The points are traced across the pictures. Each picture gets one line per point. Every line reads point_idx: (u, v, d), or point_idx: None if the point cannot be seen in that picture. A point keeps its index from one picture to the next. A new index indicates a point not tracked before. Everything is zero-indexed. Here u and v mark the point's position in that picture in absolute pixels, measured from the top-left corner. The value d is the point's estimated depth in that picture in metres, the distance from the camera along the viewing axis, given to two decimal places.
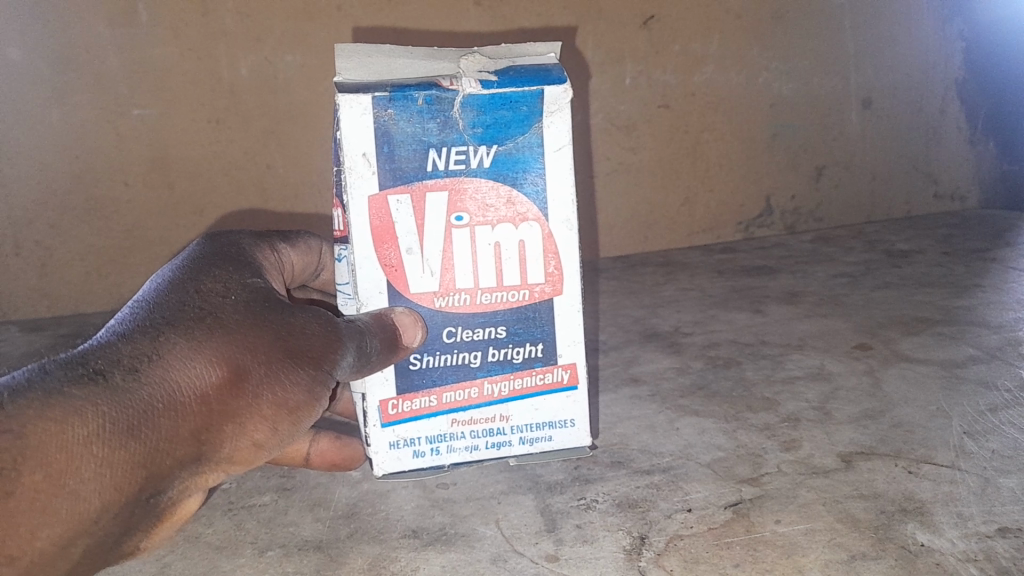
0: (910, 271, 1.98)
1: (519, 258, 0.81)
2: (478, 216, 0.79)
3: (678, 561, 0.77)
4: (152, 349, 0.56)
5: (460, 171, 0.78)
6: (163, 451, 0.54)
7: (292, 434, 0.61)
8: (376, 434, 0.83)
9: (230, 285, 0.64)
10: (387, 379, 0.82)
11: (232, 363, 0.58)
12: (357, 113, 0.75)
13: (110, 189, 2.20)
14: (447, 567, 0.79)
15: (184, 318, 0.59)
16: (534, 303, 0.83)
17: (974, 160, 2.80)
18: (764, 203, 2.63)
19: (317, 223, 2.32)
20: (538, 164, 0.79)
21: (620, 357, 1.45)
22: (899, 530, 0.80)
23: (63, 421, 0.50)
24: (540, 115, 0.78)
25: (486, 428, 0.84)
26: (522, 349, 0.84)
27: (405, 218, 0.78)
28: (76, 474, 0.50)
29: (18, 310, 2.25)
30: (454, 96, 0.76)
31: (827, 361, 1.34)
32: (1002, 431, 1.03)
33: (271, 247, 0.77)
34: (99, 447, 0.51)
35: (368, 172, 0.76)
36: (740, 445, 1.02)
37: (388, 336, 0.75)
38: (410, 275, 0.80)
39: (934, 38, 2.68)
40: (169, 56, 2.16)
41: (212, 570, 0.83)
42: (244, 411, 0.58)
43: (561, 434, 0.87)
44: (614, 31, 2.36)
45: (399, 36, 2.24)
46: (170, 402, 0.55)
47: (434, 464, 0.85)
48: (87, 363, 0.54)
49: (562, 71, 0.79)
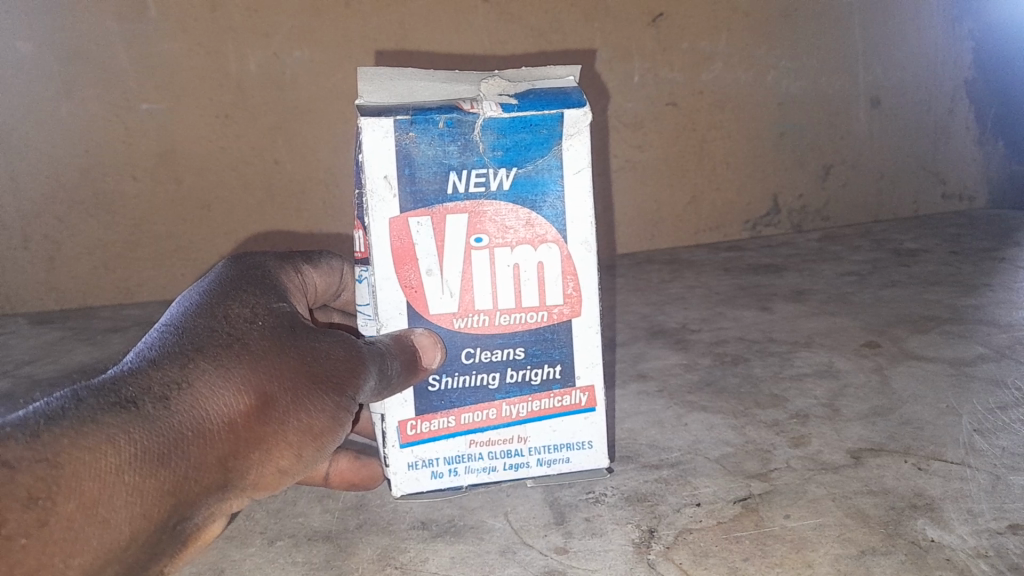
0: (918, 270, 1.98)
1: (538, 279, 0.82)
2: (497, 237, 0.80)
3: (687, 554, 0.78)
4: (181, 376, 0.54)
5: (480, 194, 0.78)
6: (192, 479, 0.51)
7: (315, 460, 0.60)
8: (395, 454, 0.83)
9: (256, 309, 0.62)
10: (406, 401, 0.82)
11: (260, 390, 0.56)
12: (378, 136, 0.75)
13: (117, 183, 2.21)
14: (456, 558, 0.80)
15: (213, 344, 0.57)
16: (553, 324, 0.83)
17: (983, 160, 2.80)
18: (771, 202, 2.63)
19: (322, 218, 2.33)
20: (557, 186, 0.79)
21: (628, 353, 1.46)
22: (908, 526, 0.80)
23: (98, 450, 0.47)
24: (560, 137, 0.78)
25: (505, 449, 0.85)
26: (541, 371, 0.84)
27: (425, 240, 0.78)
28: (109, 503, 0.46)
29: (27, 303, 2.26)
30: (474, 120, 0.76)
31: (835, 359, 1.35)
32: (1010, 430, 1.03)
33: (296, 269, 0.77)
34: (131, 475, 0.48)
35: (389, 194, 0.76)
36: (749, 441, 1.02)
37: (408, 358, 0.76)
38: (430, 296, 0.80)
39: (943, 37, 2.68)
40: (178, 51, 2.16)
41: (222, 559, 0.83)
42: (269, 438, 0.56)
43: (579, 456, 0.87)
44: (622, 29, 2.37)
45: (408, 32, 2.25)
46: (199, 430, 0.52)
47: (451, 484, 0.85)
48: (118, 390, 0.51)
49: (581, 95, 0.79)
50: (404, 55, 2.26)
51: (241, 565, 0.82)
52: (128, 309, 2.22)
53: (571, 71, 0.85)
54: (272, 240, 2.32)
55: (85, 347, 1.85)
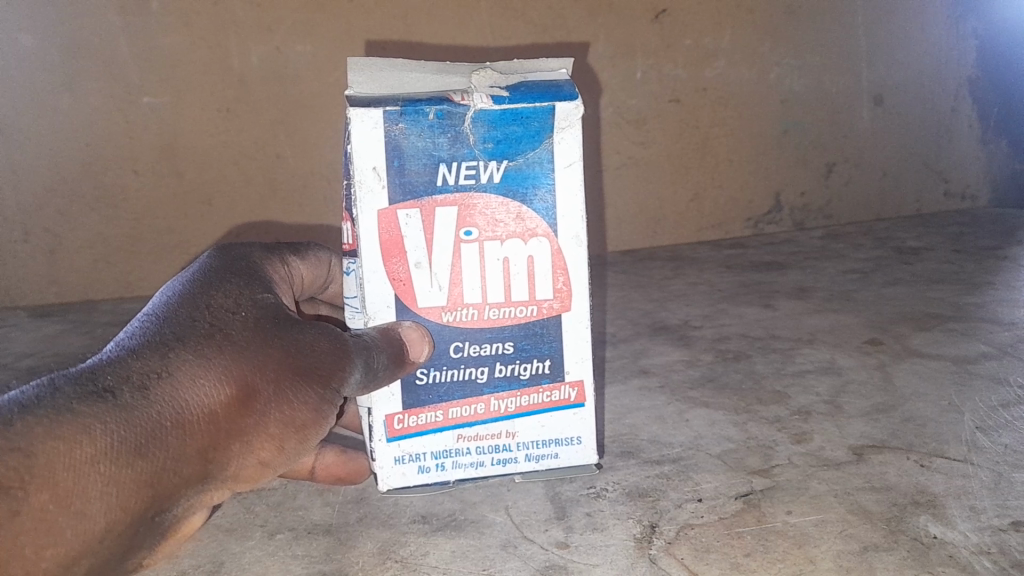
0: (920, 268, 1.98)
1: (528, 273, 0.79)
2: (487, 231, 0.78)
3: (689, 550, 0.77)
4: (162, 366, 0.53)
5: (469, 186, 0.76)
6: (170, 470, 0.51)
7: (298, 453, 0.59)
8: (382, 449, 0.81)
9: (240, 299, 0.60)
10: (393, 394, 0.80)
11: (241, 381, 0.55)
12: (368, 127, 0.73)
13: (119, 177, 2.21)
14: (457, 552, 0.79)
15: (194, 334, 0.55)
16: (542, 319, 0.81)
17: (986, 159, 2.80)
18: (774, 199, 2.63)
19: (325, 213, 2.33)
20: (548, 179, 0.77)
21: (629, 349, 1.46)
22: (911, 523, 0.80)
23: (72, 440, 0.47)
24: (551, 131, 0.76)
25: (492, 444, 0.82)
26: (530, 366, 0.82)
27: (414, 232, 0.76)
28: (84, 494, 0.47)
29: (26, 297, 2.26)
30: (464, 111, 0.74)
31: (837, 356, 1.34)
32: (1014, 427, 1.03)
33: (282, 260, 0.76)
34: (106, 466, 0.48)
35: (377, 186, 0.75)
36: (750, 437, 1.02)
37: (395, 351, 0.74)
38: (419, 289, 0.78)
39: (946, 37, 2.68)
40: (180, 44, 2.15)
41: (222, 551, 0.83)
42: (249, 430, 0.55)
43: (567, 451, 0.85)
44: (625, 25, 2.36)
45: (410, 26, 2.25)
46: (178, 421, 0.52)
47: (439, 479, 0.83)
48: (96, 379, 0.51)
49: (574, 87, 0.77)
50: (407, 50, 2.25)
51: (241, 558, 0.82)
52: (129, 302, 2.22)
53: (564, 64, 0.83)
54: (273, 235, 2.32)
55: (85, 341, 1.85)
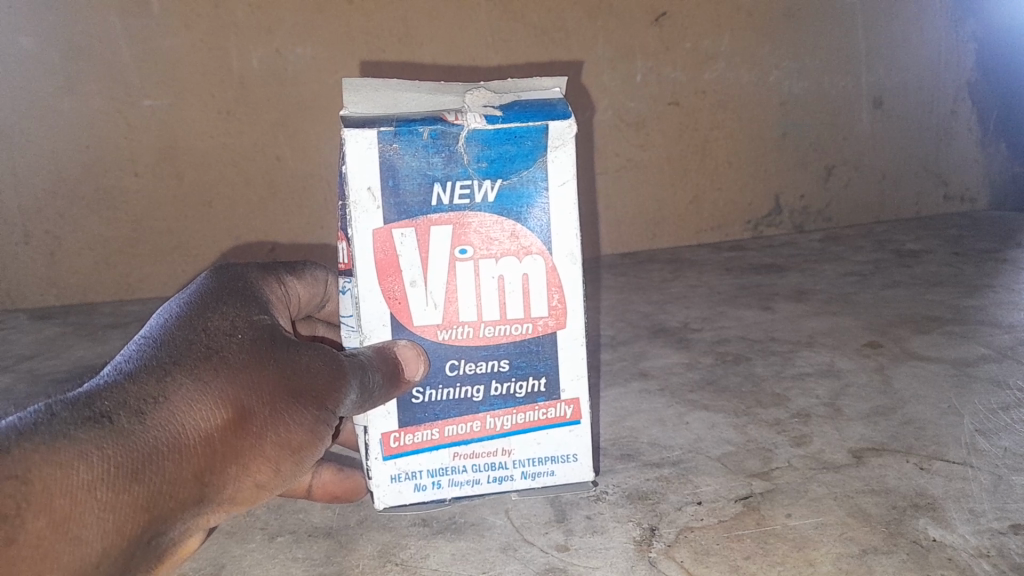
0: (920, 271, 1.98)
1: (523, 291, 0.79)
2: (482, 249, 0.78)
3: (689, 552, 0.78)
4: (159, 390, 0.53)
5: (464, 205, 0.76)
6: (166, 495, 0.51)
7: (293, 473, 0.59)
8: (378, 466, 0.81)
9: (237, 321, 0.61)
10: (389, 412, 0.80)
11: (238, 404, 0.55)
12: (362, 147, 0.73)
13: (120, 179, 2.21)
14: (457, 555, 0.80)
15: (191, 357, 0.56)
16: (538, 336, 0.81)
17: (986, 161, 2.80)
18: (773, 202, 2.63)
19: (325, 216, 2.33)
20: (542, 197, 0.77)
21: (629, 352, 1.46)
22: (910, 526, 0.81)
23: (68, 467, 0.47)
24: (545, 149, 0.76)
25: (489, 462, 0.82)
26: (525, 383, 0.81)
27: (408, 251, 0.77)
28: (80, 520, 0.46)
29: (27, 299, 2.26)
30: (459, 131, 0.74)
31: (837, 359, 1.35)
32: (1013, 430, 1.03)
33: (279, 280, 0.76)
34: (103, 492, 0.48)
35: (372, 206, 0.75)
36: (750, 440, 1.02)
37: (390, 370, 0.73)
38: (414, 307, 0.78)
39: (945, 39, 2.68)
40: (181, 47, 2.16)
41: (222, 555, 0.83)
42: (246, 452, 0.55)
43: (563, 468, 0.84)
44: (624, 28, 2.37)
45: (410, 30, 2.25)
46: (174, 446, 0.52)
47: (435, 497, 0.82)
48: (93, 404, 0.50)
49: (568, 106, 0.77)
50: (408, 53, 2.26)
51: (242, 561, 0.82)
52: (129, 305, 2.22)
53: (558, 82, 0.83)
54: (273, 237, 2.32)
55: (87, 343, 1.85)
